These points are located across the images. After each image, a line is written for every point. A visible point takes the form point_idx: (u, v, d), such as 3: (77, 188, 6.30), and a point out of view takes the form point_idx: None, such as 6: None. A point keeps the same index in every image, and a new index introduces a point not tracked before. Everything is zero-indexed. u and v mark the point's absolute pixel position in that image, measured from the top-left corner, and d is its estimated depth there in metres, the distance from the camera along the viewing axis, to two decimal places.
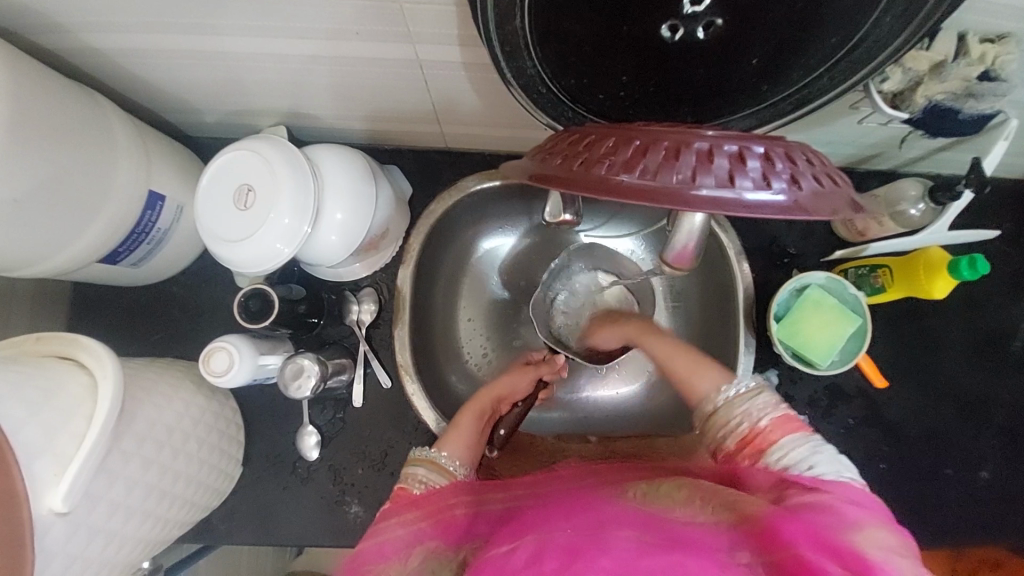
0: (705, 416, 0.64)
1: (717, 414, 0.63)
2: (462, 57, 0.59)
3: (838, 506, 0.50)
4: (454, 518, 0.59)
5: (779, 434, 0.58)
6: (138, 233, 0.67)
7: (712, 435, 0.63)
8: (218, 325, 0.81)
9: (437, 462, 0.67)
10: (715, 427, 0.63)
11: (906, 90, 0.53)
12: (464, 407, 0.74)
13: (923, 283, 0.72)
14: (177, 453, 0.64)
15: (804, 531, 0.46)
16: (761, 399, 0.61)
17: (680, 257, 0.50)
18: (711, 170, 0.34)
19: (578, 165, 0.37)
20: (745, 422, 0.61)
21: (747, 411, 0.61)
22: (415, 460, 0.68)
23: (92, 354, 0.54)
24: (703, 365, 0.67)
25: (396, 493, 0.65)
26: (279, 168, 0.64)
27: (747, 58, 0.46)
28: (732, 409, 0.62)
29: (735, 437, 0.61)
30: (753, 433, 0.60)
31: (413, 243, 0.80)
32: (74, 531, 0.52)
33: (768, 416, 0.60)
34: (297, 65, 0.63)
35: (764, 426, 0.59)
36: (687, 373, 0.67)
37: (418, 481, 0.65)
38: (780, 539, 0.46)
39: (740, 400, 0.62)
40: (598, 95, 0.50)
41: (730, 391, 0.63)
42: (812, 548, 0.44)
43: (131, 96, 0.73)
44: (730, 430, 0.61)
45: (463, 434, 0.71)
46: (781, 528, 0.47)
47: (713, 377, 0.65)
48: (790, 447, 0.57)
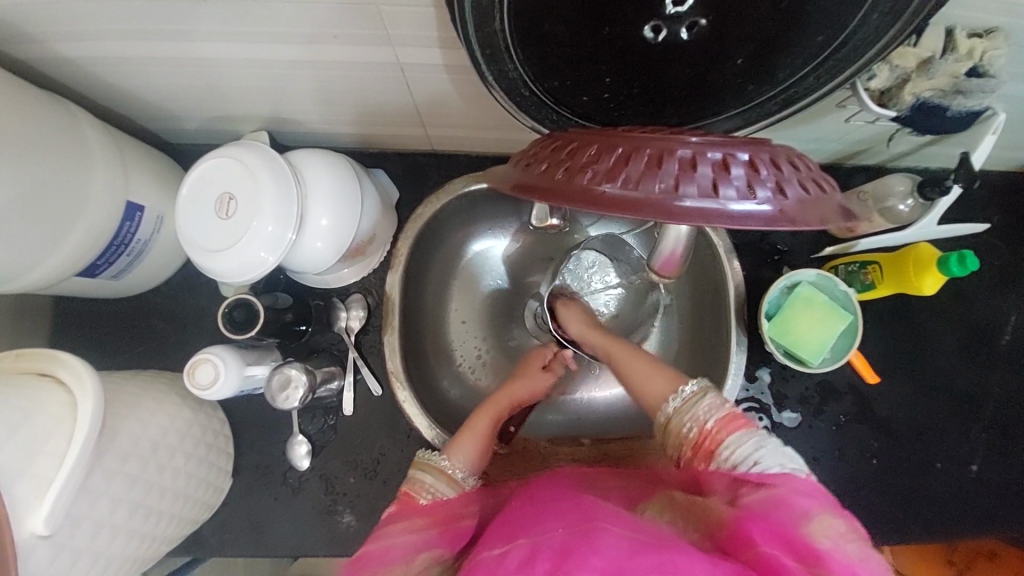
0: (662, 425, 0.63)
1: (671, 421, 0.62)
2: (444, 60, 0.57)
3: (794, 495, 0.51)
4: (458, 527, 0.60)
5: (724, 435, 0.57)
6: (118, 244, 0.66)
7: (669, 442, 0.62)
8: (205, 335, 0.80)
9: (446, 472, 0.65)
10: (670, 435, 0.62)
11: (894, 87, 0.53)
12: (477, 411, 0.72)
13: (913, 279, 0.72)
14: (163, 468, 0.62)
15: (769, 529, 0.48)
16: (706, 400, 0.60)
17: (667, 264, 0.51)
18: (695, 178, 0.33)
19: (561, 174, 0.36)
20: (694, 426, 0.59)
21: (694, 416, 0.60)
22: (421, 466, 0.66)
23: (71, 371, 0.53)
24: (657, 372, 0.67)
25: (402, 497, 0.63)
26: (260, 175, 0.63)
27: (732, 58, 0.45)
28: (684, 414, 0.61)
29: (688, 442, 0.59)
30: (703, 438, 0.58)
31: (401, 247, 0.79)
32: (58, 554, 0.51)
33: (713, 419, 0.59)
34: (276, 70, 0.61)
35: (712, 428, 0.58)
36: (644, 383, 0.67)
37: (426, 490, 0.63)
38: (746, 539, 0.49)
39: (689, 405, 0.61)
40: (581, 96, 0.49)
41: (680, 397, 0.62)
42: (775, 544, 0.47)
43: (107, 103, 0.71)
44: (683, 435, 0.60)
45: (474, 440, 0.69)
46: (745, 528, 0.49)
47: (668, 383, 0.65)
48: (735, 448, 0.56)
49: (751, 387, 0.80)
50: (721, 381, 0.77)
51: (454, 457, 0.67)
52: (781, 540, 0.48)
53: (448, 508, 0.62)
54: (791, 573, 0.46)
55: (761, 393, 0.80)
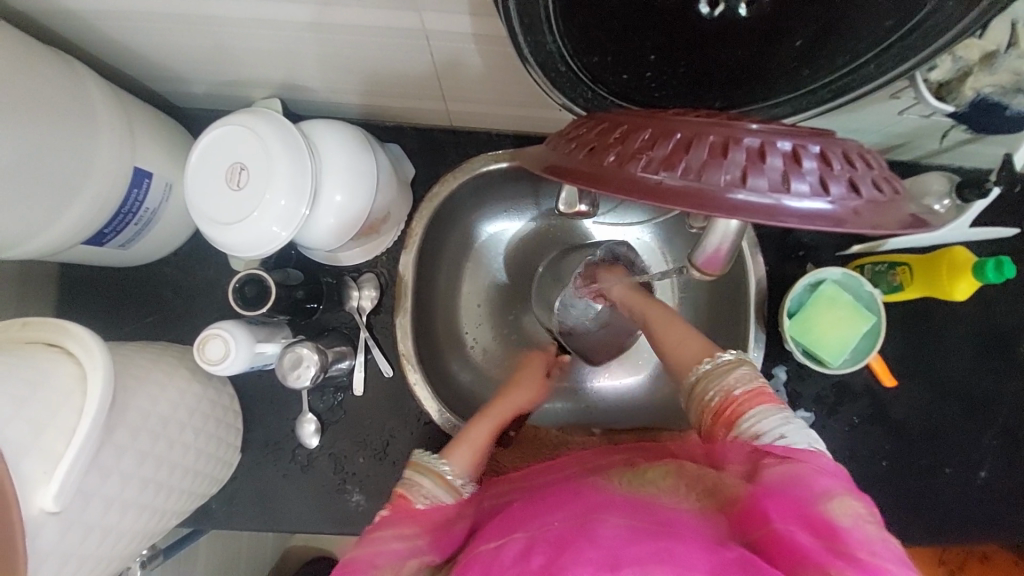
0: (690, 389, 0.59)
1: (698, 386, 0.58)
2: (474, 30, 0.54)
3: (814, 474, 0.48)
4: (450, 533, 0.60)
5: (753, 403, 0.54)
6: (125, 212, 0.63)
7: (692, 406, 0.58)
8: (213, 308, 0.78)
9: (443, 476, 0.63)
10: (695, 397, 0.58)
11: (954, 80, 0.50)
12: (477, 419, 0.70)
13: (944, 283, 0.70)
14: (173, 444, 0.62)
15: (784, 506, 0.46)
16: (740, 370, 0.56)
17: (711, 262, 0.48)
18: (764, 170, 0.31)
19: (610, 160, 0.34)
20: (723, 391, 0.56)
21: (723, 383, 0.56)
22: (419, 468, 0.63)
23: (80, 343, 0.51)
24: (691, 338, 0.62)
25: (395, 499, 0.61)
26: (274, 145, 0.60)
27: (790, 39, 0.42)
28: (715, 377, 0.57)
29: (714, 408, 0.56)
30: (729, 404, 0.55)
31: (415, 227, 0.77)
32: (68, 529, 0.51)
33: (743, 387, 0.55)
34: (291, 33, 0.58)
35: (738, 396, 0.55)
36: (674, 347, 0.62)
37: (422, 495, 0.60)
38: (759, 516, 0.47)
39: (721, 369, 0.57)
40: (621, 74, 0.46)
41: (714, 360, 0.58)
42: (792, 522, 0.45)
43: (113, 62, 0.68)
44: (711, 398, 0.56)
45: (473, 448, 0.67)
46: (759, 505, 0.47)
47: (698, 349, 0.61)
48: (764, 420, 0.52)
49: (766, 383, 0.79)
50: None
51: (454, 464, 0.65)
52: (797, 514, 0.46)
53: (444, 514, 0.61)
54: (804, 548, 0.44)
55: (776, 389, 0.79)
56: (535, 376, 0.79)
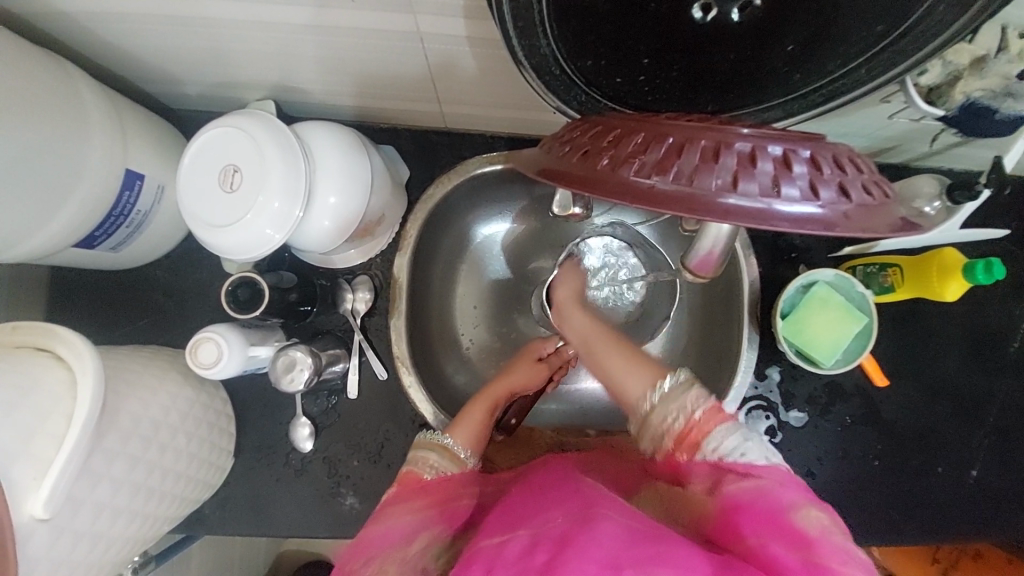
0: (643, 419, 0.59)
1: (650, 418, 0.58)
2: (468, 32, 0.54)
3: (775, 486, 0.50)
4: (455, 507, 0.60)
5: (711, 424, 0.54)
6: (117, 215, 0.62)
7: (647, 435, 0.58)
8: (205, 311, 0.77)
9: (450, 450, 0.65)
10: (652, 427, 0.57)
11: (944, 85, 0.51)
12: (476, 399, 0.71)
13: (935, 284, 0.71)
14: (165, 449, 0.61)
15: (757, 517, 0.48)
16: (696, 390, 0.57)
17: (703, 265, 0.49)
18: (754, 175, 0.31)
19: (603, 164, 0.34)
20: (680, 417, 0.55)
21: (682, 404, 0.56)
22: (426, 445, 0.65)
23: (71, 348, 0.51)
24: (637, 364, 0.62)
25: (403, 476, 0.62)
26: (268, 148, 0.60)
27: (782, 44, 0.42)
28: (666, 406, 0.57)
29: (673, 437, 0.56)
30: (689, 429, 0.55)
31: (409, 229, 0.77)
32: (58, 536, 0.50)
33: (701, 408, 0.55)
34: (284, 34, 0.58)
35: (699, 417, 0.55)
36: (622, 373, 0.63)
37: (430, 466, 0.63)
38: (733, 530, 0.49)
39: (671, 396, 0.57)
40: (615, 78, 0.46)
41: (666, 385, 0.57)
42: (763, 532, 0.47)
43: (105, 64, 0.67)
44: (666, 429, 0.56)
45: (474, 424, 0.69)
46: (732, 521, 0.49)
47: (646, 375, 0.61)
48: (722, 439, 0.53)
49: (760, 384, 0.79)
50: (731, 379, 0.75)
51: (458, 438, 0.66)
52: (766, 523, 0.47)
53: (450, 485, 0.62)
54: (782, 560, 0.45)
55: (769, 390, 0.79)
56: (524, 359, 0.78)
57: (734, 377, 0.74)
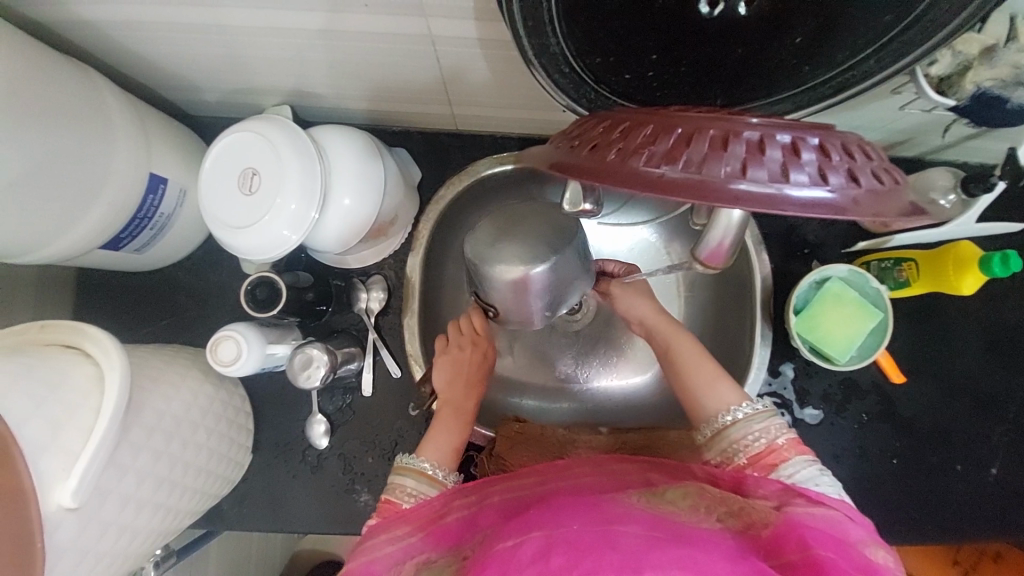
0: (718, 430, 0.62)
1: (727, 432, 0.61)
2: (478, 33, 0.55)
3: (846, 524, 0.48)
4: (443, 525, 0.58)
5: (791, 452, 0.58)
6: (141, 217, 0.65)
7: (716, 449, 0.62)
8: (224, 311, 0.79)
9: (425, 472, 0.66)
10: (725, 441, 0.61)
11: (954, 74, 0.51)
12: (437, 420, 0.73)
13: (952, 279, 0.70)
14: (186, 444, 0.63)
15: (823, 534, 0.46)
16: (777, 421, 0.60)
17: (713, 256, 0.49)
18: (763, 162, 0.31)
19: (612, 156, 0.34)
20: (762, 439, 0.59)
21: (766, 427, 0.60)
22: (402, 470, 0.67)
23: (97, 344, 0.53)
24: (718, 380, 0.66)
25: (383, 506, 0.64)
26: (284, 152, 0.62)
27: (789, 36, 0.42)
28: (746, 426, 0.60)
29: (750, 454, 0.59)
30: (770, 450, 0.58)
31: (422, 230, 0.79)
32: (84, 526, 0.52)
33: (785, 435, 0.59)
34: (299, 40, 0.60)
35: (781, 444, 0.59)
36: (702, 387, 0.66)
37: (406, 495, 0.64)
38: (797, 540, 0.46)
39: (753, 418, 0.61)
40: (623, 74, 0.47)
41: (747, 408, 0.62)
42: (829, 548, 0.45)
43: (129, 72, 0.70)
44: (745, 447, 0.60)
45: (445, 441, 0.71)
46: (795, 531, 0.46)
47: (727, 395, 0.64)
48: (800, 467, 0.57)
49: (773, 381, 0.79)
50: (744, 375, 0.76)
51: (429, 459, 0.68)
52: (835, 546, 0.45)
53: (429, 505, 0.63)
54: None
55: (784, 387, 0.79)
56: (461, 371, 0.75)
57: (747, 373, 0.75)
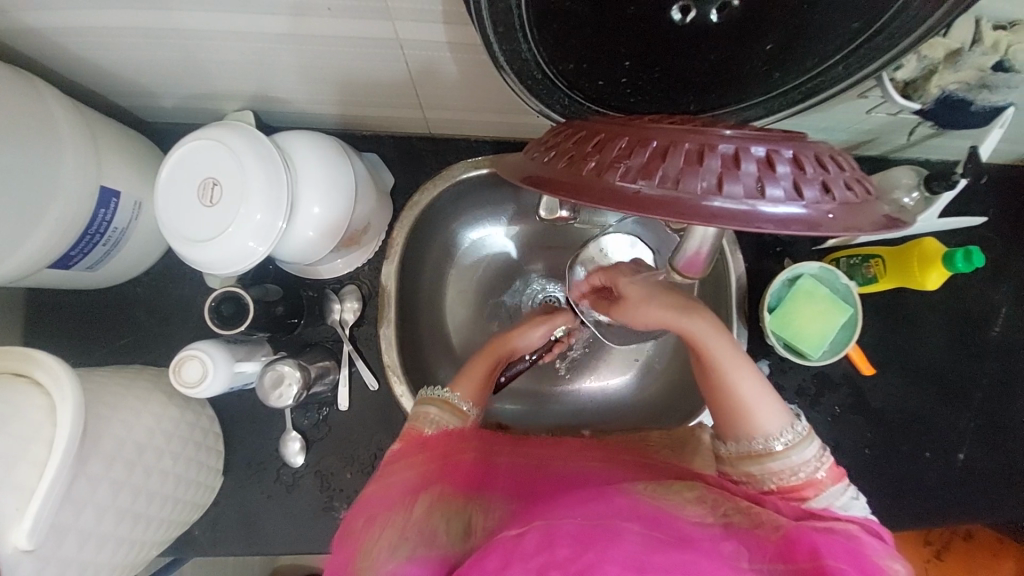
0: (747, 454, 0.56)
1: (763, 459, 0.55)
2: (448, 36, 0.53)
3: (862, 535, 0.48)
4: (459, 465, 0.59)
5: (829, 483, 0.54)
6: (92, 233, 0.61)
7: (737, 468, 0.56)
8: (189, 327, 0.76)
9: (450, 403, 0.65)
10: (756, 464, 0.55)
11: (920, 78, 0.51)
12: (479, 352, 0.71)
13: (917, 275, 0.72)
14: (150, 472, 0.59)
15: (838, 549, 0.45)
16: (814, 448, 0.55)
17: (691, 266, 0.48)
18: (739, 176, 0.31)
19: (587, 169, 0.33)
20: (800, 473, 0.54)
21: (803, 460, 0.54)
22: (426, 400, 0.66)
23: (48, 373, 0.49)
24: (766, 397, 0.55)
25: (405, 434, 0.63)
26: (247, 161, 0.59)
27: (761, 43, 0.42)
28: (783, 458, 0.54)
29: (782, 483, 0.54)
30: (808, 484, 0.53)
31: (397, 236, 0.77)
32: (43, 566, 0.48)
33: (825, 467, 0.54)
34: (261, 44, 0.57)
35: (820, 477, 0.54)
36: (744, 406, 0.55)
37: (429, 421, 0.63)
38: (809, 549, 0.45)
39: (792, 450, 0.54)
40: (597, 81, 0.46)
41: (788, 436, 0.54)
42: (842, 560, 0.44)
43: (75, 78, 0.65)
44: (778, 475, 0.54)
45: (477, 376, 0.69)
46: (807, 538, 0.46)
47: (773, 417, 0.55)
48: (836, 496, 0.53)
49: None
50: None
51: (463, 394, 0.67)
52: (852, 560, 0.44)
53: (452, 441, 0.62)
54: None
55: None
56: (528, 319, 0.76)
57: None
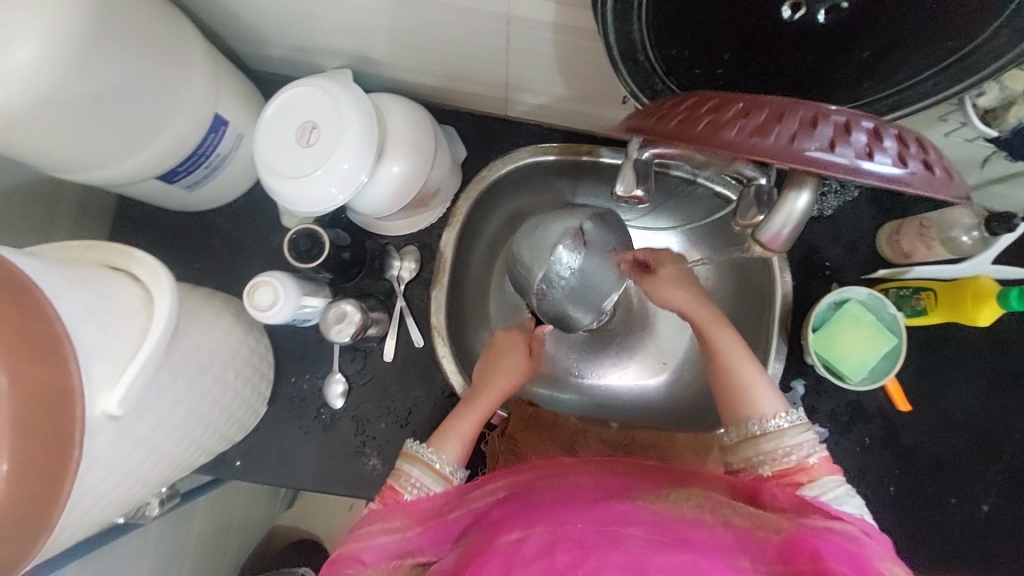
0: (746, 438, 0.59)
1: (756, 442, 0.59)
2: (556, 17, 0.58)
3: (861, 535, 0.48)
4: (443, 523, 0.60)
5: (822, 472, 0.56)
6: (199, 154, 0.66)
7: (737, 454, 0.60)
8: (258, 261, 0.80)
9: (432, 465, 0.66)
10: (749, 448, 0.59)
11: (999, 108, 0.54)
12: (466, 404, 0.71)
13: (970, 310, 0.73)
14: (214, 379, 0.63)
15: (832, 548, 0.45)
16: (809, 436, 0.58)
17: (773, 241, 0.46)
18: (850, 142, 0.34)
19: (704, 126, 0.37)
20: (793, 456, 0.57)
21: (798, 445, 0.57)
22: (408, 458, 0.66)
23: (146, 269, 0.54)
24: (763, 383, 0.61)
25: (385, 493, 0.64)
26: (348, 112, 0.64)
27: (857, 50, 0.45)
28: (778, 439, 0.58)
29: (777, 467, 0.57)
30: (799, 469, 0.56)
31: (461, 205, 0.81)
32: (121, 438, 0.51)
33: (818, 454, 0.57)
34: (382, 3, 0.62)
35: (812, 463, 0.57)
36: (741, 388, 0.61)
37: (410, 486, 0.64)
38: (809, 550, 0.45)
39: (787, 433, 0.58)
40: (693, 70, 0.50)
41: (783, 420, 0.58)
42: (842, 562, 0.44)
43: (203, 16, 0.71)
44: (774, 459, 0.58)
45: (461, 433, 0.69)
46: (807, 540, 0.46)
47: (768, 401, 0.60)
48: (830, 487, 0.55)
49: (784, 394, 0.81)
50: None
51: (445, 456, 0.67)
52: (848, 561, 0.45)
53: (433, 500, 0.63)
54: None
55: (793, 401, 0.80)
56: (511, 352, 0.77)
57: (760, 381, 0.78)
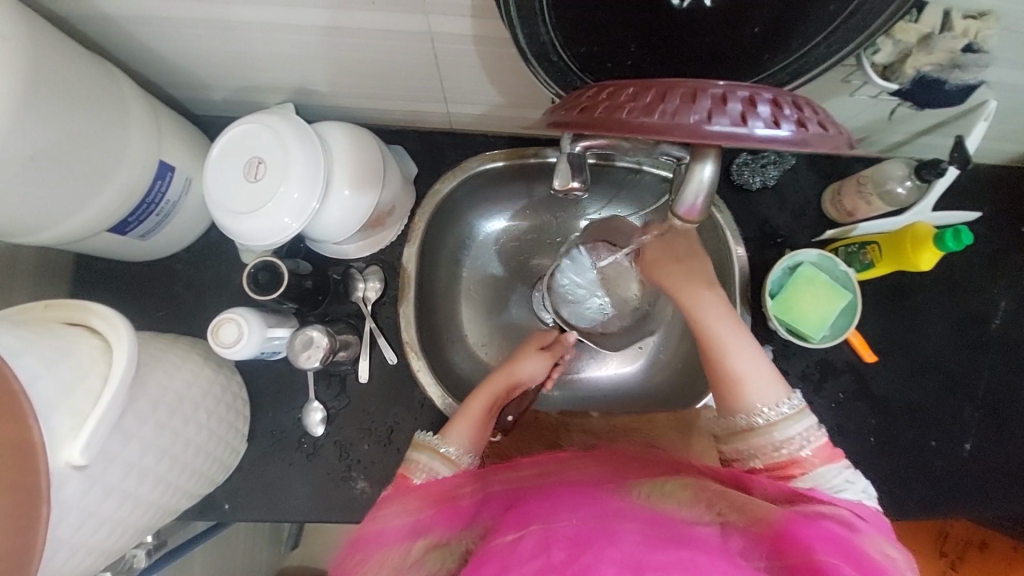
0: (738, 429, 0.61)
1: (751, 434, 0.60)
2: (474, 30, 0.60)
3: (853, 520, 0.52)
4: (455, 504, 0.57)
5: (815, 463, 0.58)
6: (148, 203, 0.67)
7: (731, 444, 0.61)
8: (223, 301, 0.81)
9: (440, 451, 0.67)
10: (745, 440, 0.60)
11: (896, 61, 0.57)
12: (472, 394, 0.73)
13: (910, 255, 0.74)
14: (187, 421, 0.63)
15: (823, 536, 0.48)
16: (804, 424, 0.59)
17: (690, 210, 0.49)
18: (727, 111, 0.36)
19: (600, 112, 0.39)
20: (784, 449, 0.59)
21: (789, 437, 0.59)
22: (419, 447, 0.68)
23: (104, 321, 0.53)
24: (761, 370, 0.61)
25: (398, 479, 0.66)
26: (289, 142, 0.66)
27: (749, 26, 0.48)
28: (768, 433, 0.59)
29: (767, 461, 0.59)
30: (793, 463, 0.58)
31: (418, 220, 0.82)
32: (90, 486, 0.52)
33: (810, 446, 0.58)
34: (309, 36, 0.64)
35: (804, 456, 0.58)
36: (736, 376, 0.61)
37: (420, 470, 0.66)
38: (803, 545, 0.47)
39: (776, 427, 0.59)
40: (605, 64, 0.52)
41: (776, 412, 0.59)
42: (835, 554, 0.46)
43: (140, 68, 0.73)
44: (763, 454, 0.59)
45: (468, 419, 0.70)
46: (799, 532, 0.48)
47: (766, 389, 0.60)
48: (825, 478, 0.58)
49: None
50: None
51: (452, 441, 0.68)
52: (840, 552, 0.47)
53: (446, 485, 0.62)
54: None
55: None
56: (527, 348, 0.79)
57: None
